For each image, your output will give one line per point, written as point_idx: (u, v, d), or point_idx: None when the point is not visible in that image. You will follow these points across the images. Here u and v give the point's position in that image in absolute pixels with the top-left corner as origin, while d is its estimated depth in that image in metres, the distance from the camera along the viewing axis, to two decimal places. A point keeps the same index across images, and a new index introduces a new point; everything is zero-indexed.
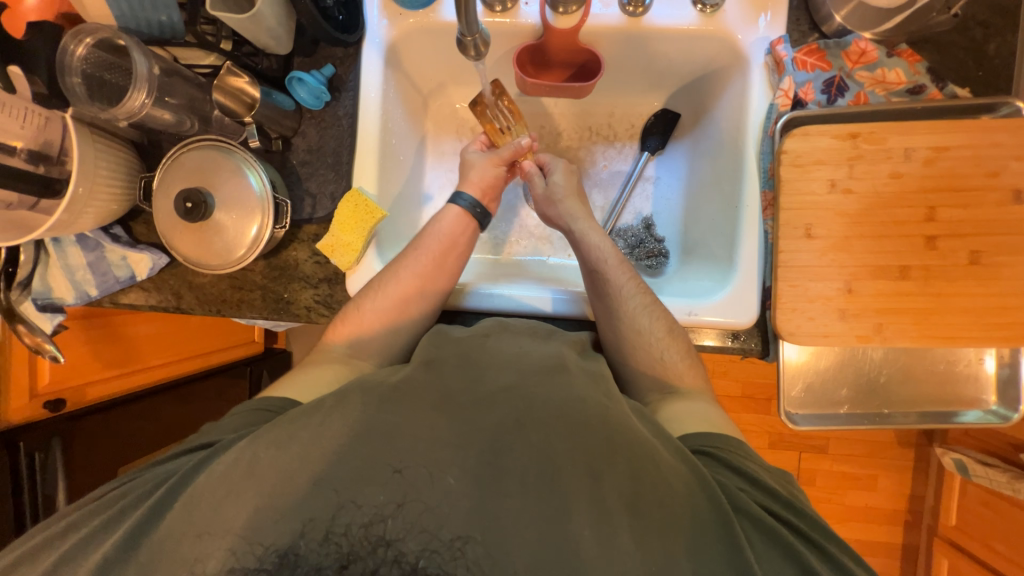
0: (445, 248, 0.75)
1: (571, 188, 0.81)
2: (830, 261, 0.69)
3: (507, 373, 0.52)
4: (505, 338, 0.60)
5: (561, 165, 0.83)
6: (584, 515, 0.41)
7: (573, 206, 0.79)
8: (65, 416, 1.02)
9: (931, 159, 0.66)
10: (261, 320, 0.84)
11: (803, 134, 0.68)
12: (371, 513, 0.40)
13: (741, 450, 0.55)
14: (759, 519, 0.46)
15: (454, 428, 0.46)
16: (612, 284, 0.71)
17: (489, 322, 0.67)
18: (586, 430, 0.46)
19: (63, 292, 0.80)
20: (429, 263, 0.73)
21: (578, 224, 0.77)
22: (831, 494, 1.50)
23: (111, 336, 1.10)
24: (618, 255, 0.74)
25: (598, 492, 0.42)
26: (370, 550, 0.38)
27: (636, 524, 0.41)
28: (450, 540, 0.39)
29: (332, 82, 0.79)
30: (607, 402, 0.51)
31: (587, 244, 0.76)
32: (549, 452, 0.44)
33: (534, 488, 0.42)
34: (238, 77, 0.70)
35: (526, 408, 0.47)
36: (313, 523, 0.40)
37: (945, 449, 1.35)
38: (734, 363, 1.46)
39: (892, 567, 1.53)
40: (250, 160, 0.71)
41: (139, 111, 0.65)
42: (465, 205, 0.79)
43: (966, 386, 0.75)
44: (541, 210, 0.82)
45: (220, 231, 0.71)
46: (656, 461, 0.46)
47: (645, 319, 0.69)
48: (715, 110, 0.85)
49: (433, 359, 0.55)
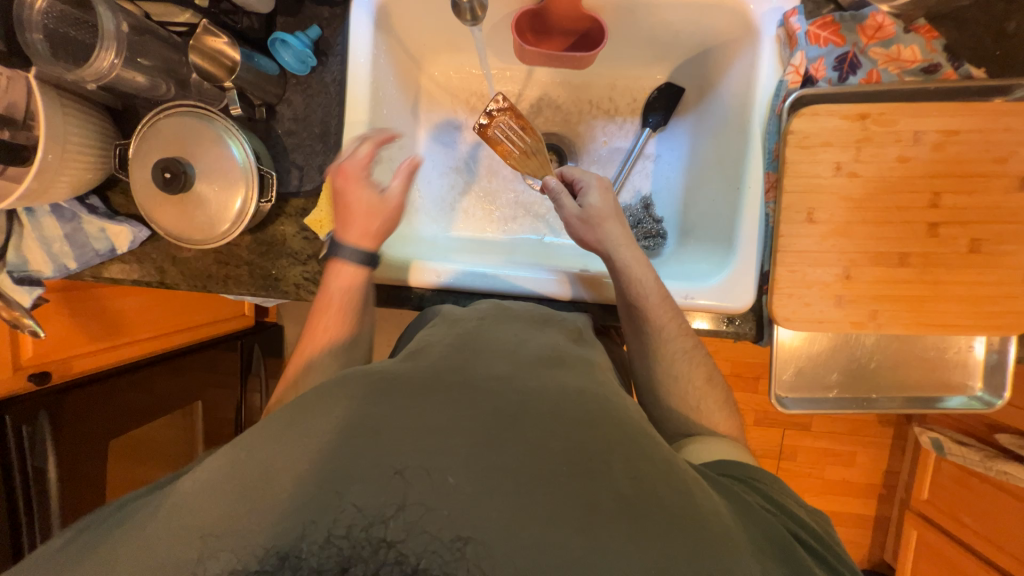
0: (340, 305, 0.68)
1: (613, 209, 0.72)
2: (831, 246, 0.68)
3: (501, 366, 0.52)
4: (499, 328, 0.62)
5: (595, 184, 0.74)
6: (573, 518, 0.38)
7: (617, 231, 0.71)
8: (52, 390, 0.99)
9: (940, 143, 0.65)
10: (249, 297, 0.82)
11: (812, 113, 0.65)
12: (370, 514, 0.37)
13: (761, 477, 0.55)
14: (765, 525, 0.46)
15: (453, 414, 0.44)
16: (655, 326, 0.68)
17: (487, 308, 0.70)
18: (585, 426, 0.45)
19: (40, 265, 0.77)
20: (329, 327, 0.67)
21: (620, 252, 0.70)
22: (811, 469, 1.55)
23: (94, 308, 1.08)
24: (661, 290, 0.68)
25: (591, 492, 0.40)
26: (370, 552, 0.35)
27: (635, 524, 0.38)
28: (451, 540, 0.36)
29: (319, 45, 0.75)
30: (606, 393, 0.52)
31: (631, 277, 0.69)
32: (547, 442, 0.43)
33: (538, 482, 0.40)
34: (215, 37, 0.64)
35: (522, 398, 0.47)
36: (314, 525, 0.37)
37: (923, 428, 1.39)
38: (725, 343, 1.47)
39: (863, 537, 1.61)
40: (231, 129, 0.67)
41: (107, 73, 0.60)
42: (348, 253, 0.68)
43: (953, 372, 0.76)
44: (575, 233, 0.73)
45: (202, 204, 0.68)
46: (654, 455, 0.45)
47: (685, 365, 0.68)
48: (720, 85, 0.81)
49: (425, 349, 0.56)
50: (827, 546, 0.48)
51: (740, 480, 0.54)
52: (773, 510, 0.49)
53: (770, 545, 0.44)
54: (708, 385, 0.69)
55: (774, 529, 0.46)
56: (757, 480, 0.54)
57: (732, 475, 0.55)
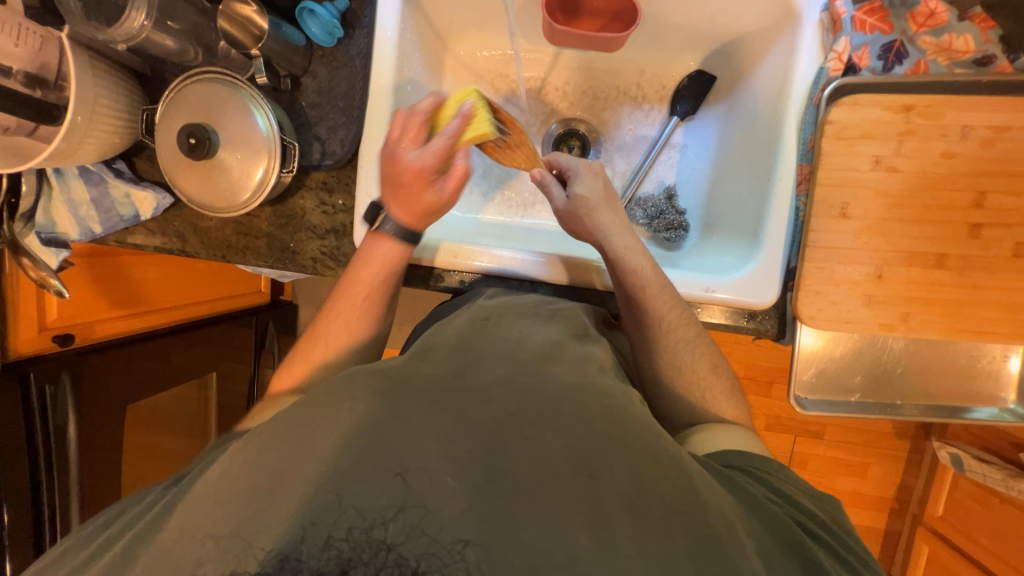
0: (370, 281, 0.69)
1: (601, 196, 0.69)
2: (863, 244, 0.65)
3: (503, 365, 0.51)
4: (503, 324, 0.61)
5: (584, 170, 0.72)
6: (581, 521, 0.38)
7: (607, 219, 0.68)
8: (75, 351, 1.02)
9: (989, 139, 0.61)
10: (267, 269, 0.83)
11: (852, 103, 0.63)
12: (370, 516, 0.36)
13: (766, 467, 0.54)
14: (772, 519, 0.46)
15: (450, 418, 0.44)
16: (653, 316, 0.65)
17: (496, 302, 0.68)
18: (585, 425, 0.45)
19: (68, 227, 0.79)
20: (357, 299, 0.68)
21: (610, 241, 0.67)
22: (822, 479, 1.51)
23: (113, 275, 1.10)
24: (659, 278, 0.66)
25: (596, 493, 0.40)
26: (370, 555, 0.34)
27: (639, 526, 0.39)
28: (450, 543, 0.36)
29: (346, 17, 0.74)
30: (610, 391, 0.50)
31: (626, 266, 0.66)
32: (548, 447, 0.42)
33: (539, 488, 0.40)
34: (244, 5, 0.65)
35: (521, 398, 0.46)
36: (314, 526, 0.36)
37: (942, 443, 1.35)
38: (740, 345, 1.44)
39: (872, 551, 1.57)
40: (256, 97, 0.67)
41: (138, 34, 0.61)
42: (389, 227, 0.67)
43: (985, 382, 0.72)
44: (566, 224, 0.71)
45: (225, 171, 0.68)
46: (658, 455, 0.44)
47: (687, 355, 0.65)
48: (755, 74, 0.78)
49: (431, 350, 0.55)
50: (839, 537, 0.47)
51: (746, 472, 0.53)
52: (779, 502, 0.49)
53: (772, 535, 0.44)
54: (715, 376, 0.67)
55: (779, 522, 0.46)
56: (763, 469, 0.54)
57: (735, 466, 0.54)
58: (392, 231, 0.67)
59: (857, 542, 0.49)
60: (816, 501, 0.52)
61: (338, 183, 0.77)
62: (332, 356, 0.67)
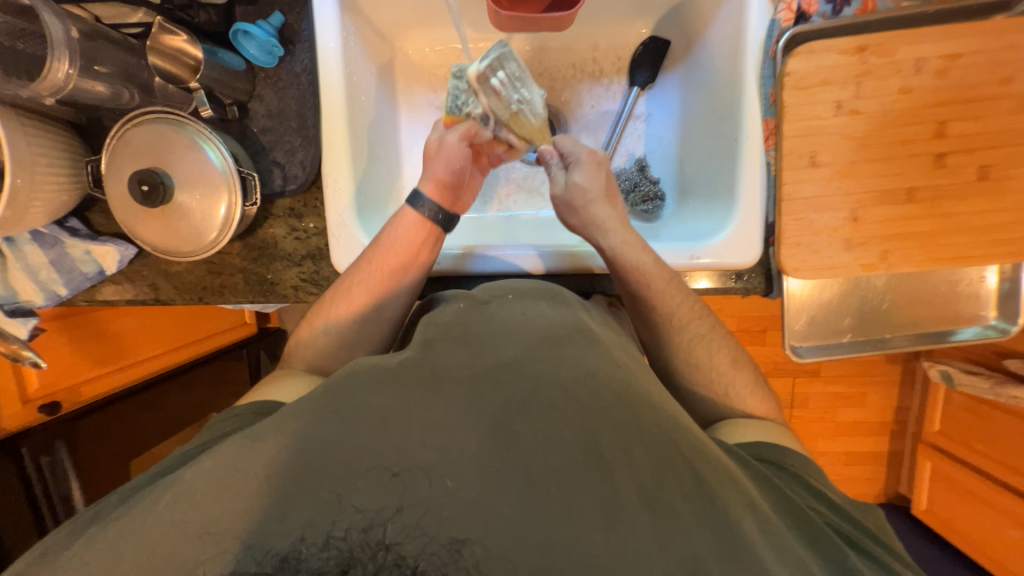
0: (404, 252, 0.69)
1: (600, 188, 0.69)
2: (836, 189, 0.67)
3: (510, 348, 0.49)
4: (508, 304, 0.59)
5: (585, 158, 0.70)
6: (597, 516, 0.36)
7: (604, 214, 0.68)
8: (64, 418, 1.00)
9: (943, 69, 0.62)
10: (248, 304, 0.81)
11: (808, 52, 0.63)
12: (369, 516, 0.35)
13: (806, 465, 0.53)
14: (804, 518, 0.45)
15: (456, 410, 0.41)
16: (660, 309, 0.66)
17: (491, 287, 0.66)
18: (602, 412, 0.42)
19: (31, 295, 0.75)
20: (378, 275, 0.68)
21: (607, 239, 0.67)
22: (823, 413, 1.55)
23: (94, 334, 1.06)
24: (663, 273, 0.66)
25: (611, 487, 0.38)
26: (369, 555, 0.33)
27: (654, 518, 0.37)
28: (449, 542, 0.34)
29: (284, 33, 0.71)
30: (622, 375, 0.48)
31: (625, 263, 0.66)
32: (558, 437, 0.40)
33: (549, 470, 0.38)
34: (175, 35, 0.61)
35: (532, 385, 0.43)
36: (313, 526, 0.35)
37: (931, 362, 1.38)
38: (728, 300, 1.44)
39: (879, 473, 1.62)
40: (205, 132, 0.64)
41: (64, 85, 0.57)
42: (425, 211, 0.70)
43: (966, 304, 0.75)
44: (564, 215, 0.71)
45: (186, 215, 0.65)
46: (678, 446, 0.43)
47: (703, 353, 0.65)
48: (708, 34, 0.77)
49: (428, 336, 0.53)
50: (882, 541, 0.47)
51: (784, 468, 0.53)
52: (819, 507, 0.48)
53: (809, 536, 0.43)
54: (716, 341, 0.66)
55: (812, 523, 0.44)
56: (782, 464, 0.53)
57: (771, 460, 0.54)
58: (430, 216, 0.70)
59: (894, 544, 0.48)
60: (864, 508, 0.52)
61: (305, 207, 0.75)
62: (343, 320, 0.68)
